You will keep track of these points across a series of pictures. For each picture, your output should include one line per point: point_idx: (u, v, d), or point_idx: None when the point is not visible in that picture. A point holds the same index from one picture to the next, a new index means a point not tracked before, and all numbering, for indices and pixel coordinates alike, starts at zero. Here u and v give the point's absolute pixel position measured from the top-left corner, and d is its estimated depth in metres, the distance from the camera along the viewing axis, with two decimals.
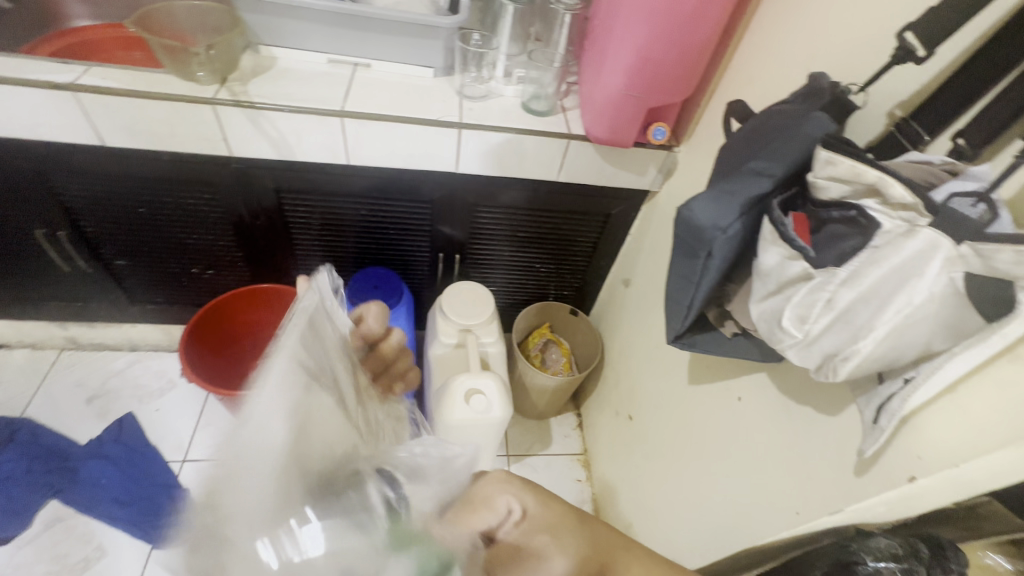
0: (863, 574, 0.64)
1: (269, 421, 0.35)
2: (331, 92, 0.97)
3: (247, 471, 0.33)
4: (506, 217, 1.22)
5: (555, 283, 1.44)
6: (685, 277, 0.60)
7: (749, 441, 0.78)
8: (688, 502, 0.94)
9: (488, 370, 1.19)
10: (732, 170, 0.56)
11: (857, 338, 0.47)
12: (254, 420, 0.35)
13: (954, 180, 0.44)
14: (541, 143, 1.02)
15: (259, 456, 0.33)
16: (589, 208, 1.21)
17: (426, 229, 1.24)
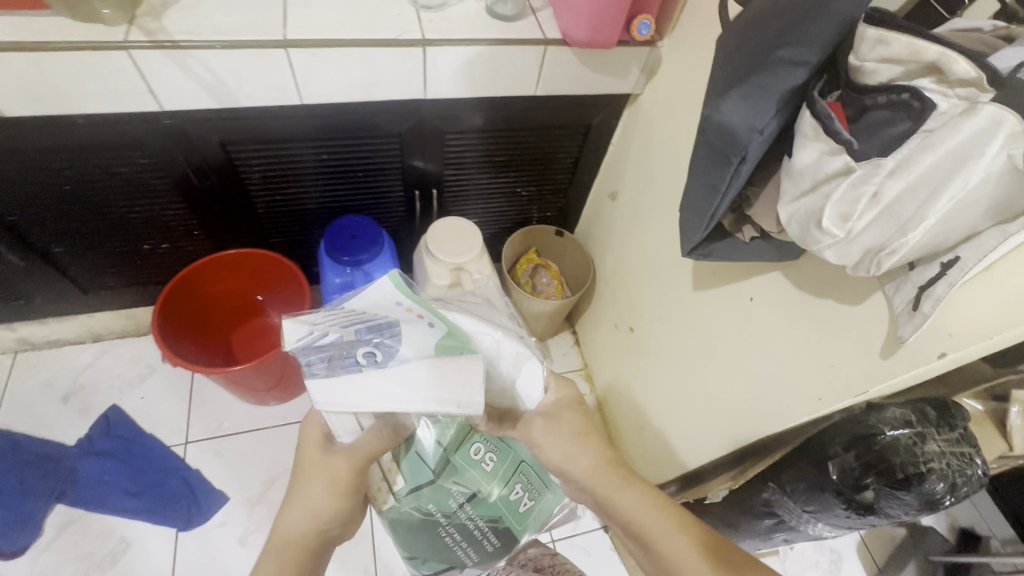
0: (883, 444, 0.68)
1: (402, 306, 0.49)
2: (265, 17, 0.82)
3: (377, 326, 0.48)
4: (482, 143, 1.14)
5: (538, 205, 1.39)
6: (710, 185, 0.57)
7: (764, 337, 0.80)
8: (699, 400, 0.99)
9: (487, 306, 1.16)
10: (757, 62, 0.51)
11: (906, 229, 0.46)
12: (386, 302, 0.49)
13: (1011, 47, 0.41)
14: (515, 54, 0.92)
15: (392, 322, 0.48)
16: (568, 121, 1.13)
17: (397, 166, 1.14)
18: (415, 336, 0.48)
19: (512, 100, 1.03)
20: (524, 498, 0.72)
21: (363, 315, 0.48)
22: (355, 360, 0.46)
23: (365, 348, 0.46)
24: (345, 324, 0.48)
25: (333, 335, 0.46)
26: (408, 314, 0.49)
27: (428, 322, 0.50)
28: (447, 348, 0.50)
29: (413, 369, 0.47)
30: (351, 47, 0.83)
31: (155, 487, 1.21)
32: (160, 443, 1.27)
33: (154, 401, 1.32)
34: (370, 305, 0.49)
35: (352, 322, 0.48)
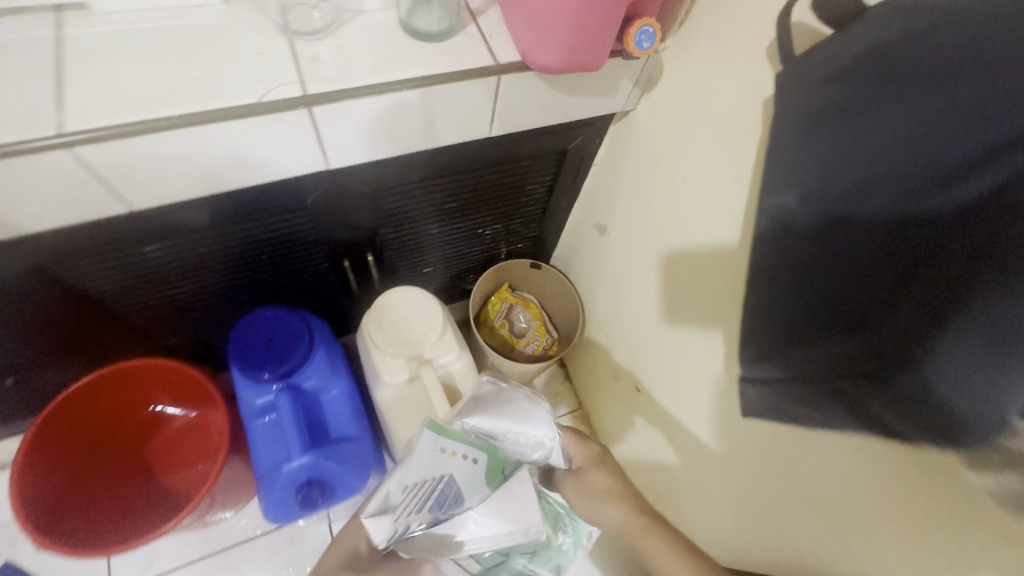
0: None
1: (448, 461, 0.65)
2: (31, 91, 0.49)
3: (443, 485, 0.65)
4: (425, 195, 0.84)
5: (506, 241, 1.11)
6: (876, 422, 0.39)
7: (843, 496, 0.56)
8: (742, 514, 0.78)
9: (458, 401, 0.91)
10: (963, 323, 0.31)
11: None
12: (443, 467, 0.64)
13: None
14: (454, 92, 0.60)
15: (442, 469, 0.65)
16: (538, 153, 0.84)
17: (314, 239, 0.84)
18: (467, 473, 0.66)
19: (458, 145, 0.72)
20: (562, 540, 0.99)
21: (426, 484, 0.65)
22: (437, 513, 0.67)
23: (440, 509, 0.66)
24: (420, 507, 0.66)
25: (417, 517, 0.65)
26: (453, 458, 0.65)
27: (471, 460, 0.66)
28: (491, 469, 0.66)
29: (470, 482, 0.66)
30: (191, 123, 0.51)
31: None
32: None
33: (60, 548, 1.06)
34: (430, 473, 0.65)
35: (421, 497, 0.65)
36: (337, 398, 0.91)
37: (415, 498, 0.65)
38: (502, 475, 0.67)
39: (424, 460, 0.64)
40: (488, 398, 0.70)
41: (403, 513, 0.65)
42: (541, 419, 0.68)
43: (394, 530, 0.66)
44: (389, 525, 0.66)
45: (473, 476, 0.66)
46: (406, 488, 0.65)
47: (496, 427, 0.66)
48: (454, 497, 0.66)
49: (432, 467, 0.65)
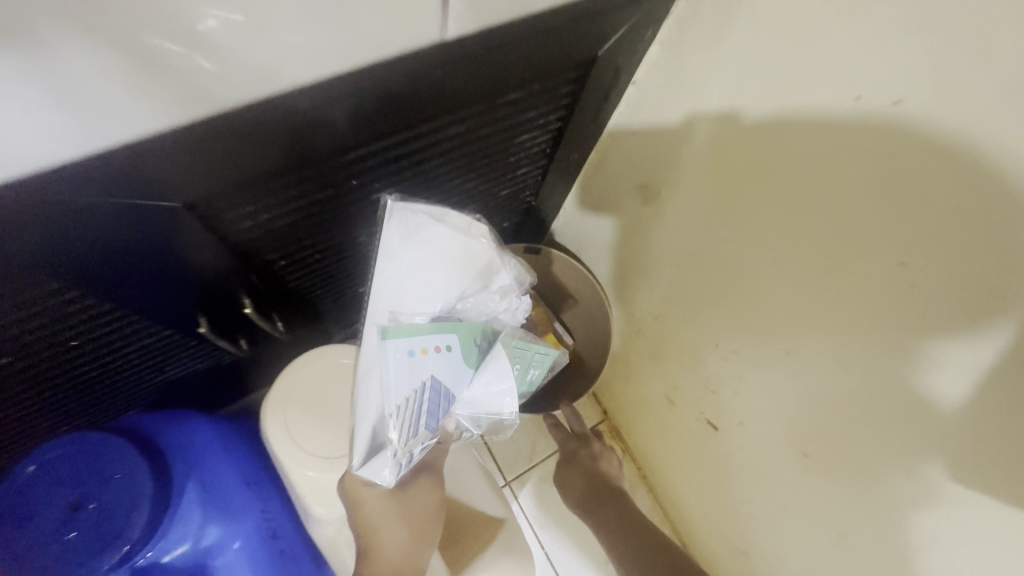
0: None
1: (415, 363, 0.42)
2: None
3: (424, 396, 0.43)
4: (339, 175, 0.44)
5: (490, 225, 0.71)
6: None
7: None
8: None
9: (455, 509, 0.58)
10: None
11: None
12: (410, 373, 0.42)
13: None
14: None
15: (417, 374, 0.42)
16: (546, 69, 0.43)
17: (124, 301, 0.42)
18: (449, 366, 0.44)
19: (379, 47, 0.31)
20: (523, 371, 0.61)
21: (410, 402, 0.42)
22: (431, 422, 0.45)
23: (436, 421, 0.45)
24: (413, 430, 0.43)
25: (414, 439, 0.44)
26: (416, 355, 0.42)
27: (443, 352, 0.44)
28: (469, 342, 0.46)
29: (453, 371, 0.45)
30: None
31: None
32: None
33: None
34: (401, 388, 0.42)
35: (409, 417, 0.43)
36: (237, 563, 0.53)
37: (405, 429, 0.42)
38: (484, 342, 0.47)
39: (388, 379, 0.41)
40: (403, 236, 0.43)
41: (384, 435, 0.42)
42: (486, 247, 0.48)
43: (393, 465, 0.44)
44: (387, 460, 0.43)
45: (459, 365, 0.45)
46: (381, 420, 0.41)
47: (432, 281, 0.44)
48: (451, 398, 0.45)
49: (404, 380, 0.42)
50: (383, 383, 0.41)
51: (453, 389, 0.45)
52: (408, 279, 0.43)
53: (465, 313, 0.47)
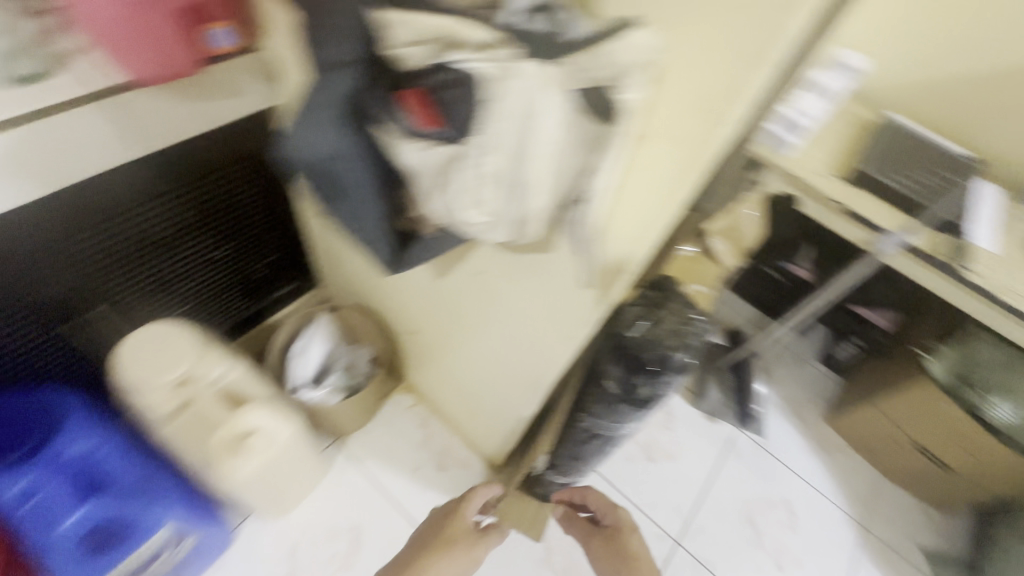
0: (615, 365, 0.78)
1: (313, 335, 1.22)
2: None
3: (316, 363, 1.20)
4: (119, 220, 0.91)
5: (254, 259, 1.21)
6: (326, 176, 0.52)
7: (518, 310, 0.83)
8: (519, 371, 0.97)
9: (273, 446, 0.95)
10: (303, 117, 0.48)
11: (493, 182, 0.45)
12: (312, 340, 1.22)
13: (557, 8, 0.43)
14: (74, 120, 0.70)
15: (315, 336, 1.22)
16: (217, 154, 0.96)
17: (18, 304, 0.86)
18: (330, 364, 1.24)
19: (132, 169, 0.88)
20: (310, 362, 1.19)
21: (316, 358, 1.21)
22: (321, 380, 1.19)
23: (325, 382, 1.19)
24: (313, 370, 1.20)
25: (308, 372, 1.18)
26: (315, 333, 1.22)
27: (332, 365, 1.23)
28: (343, 375, 1.22)
29: (331, 371, 1.22)
30: None
31: None
32: None
33: None
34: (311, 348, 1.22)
35: (314, 361, 1.20)
36: (111, 453, 0.88)
37: (311, 361, 1.20)
38: (347, 380, 1.22)
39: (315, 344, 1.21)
40: (327, 322, 1.25)
41: (301, 355, 1.19)
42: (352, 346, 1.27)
43: (300, 373, 1.17)
44: (303, 372, 1.18)
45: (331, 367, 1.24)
46: (304, 355, 1.20)
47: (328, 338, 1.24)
48: (330, 376, 1.21)
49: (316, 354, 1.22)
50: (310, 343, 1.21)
51: (336, 390, 1.19)
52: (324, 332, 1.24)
53: (339, 366, 1.23)
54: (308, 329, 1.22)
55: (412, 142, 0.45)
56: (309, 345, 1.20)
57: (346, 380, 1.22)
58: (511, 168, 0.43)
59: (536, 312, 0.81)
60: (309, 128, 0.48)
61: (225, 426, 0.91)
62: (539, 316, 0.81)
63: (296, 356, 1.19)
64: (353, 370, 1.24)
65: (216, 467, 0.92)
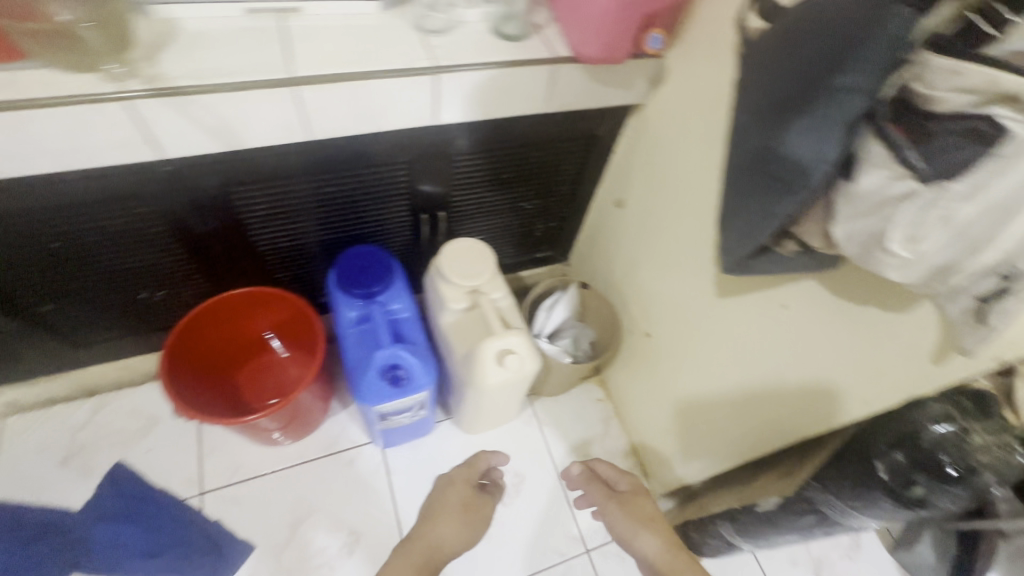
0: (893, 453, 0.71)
1: (563, 298, 1.36)
2: (266, 53, 0.78)
3: (557, 322, 1.35)
4: (490, 155, 1.12)
5: (541, 218, 1.39)
6: (769, 172, 0.60)
7: (810, 352, 0.86)
8: (769, 411, 0.97)
9: (514, 371, 1.08)
10: (791, 113, 0.56)
11: (961, 232, 0.48)
12: (561, 301, 1.36)
13: None
14: (524, 75, 0.90)
15: (562, 298, 1.37)
16: (571, 129, 1.13)
17: (402, 191, 1.12)
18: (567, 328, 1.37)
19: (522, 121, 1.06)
20: (552, 318, 1.35)
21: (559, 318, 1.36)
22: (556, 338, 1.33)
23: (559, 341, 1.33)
24: (554, 326, 1.35)
25: (549, 324, 1.33)
26: (564, 297, 1.37)
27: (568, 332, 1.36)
28: (574, 344, 1.35)
29: (566, 335, 1.35)
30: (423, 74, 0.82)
31: (176, 544, 1.19)
32: (174, 496, 1.24)
33: (162, 451, 1.29)
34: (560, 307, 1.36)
35: (557, 320, 1.35)
36: (410, 319, 1.14)
37: (556, 319, 1.35)
38: (574, 349, 1.34)
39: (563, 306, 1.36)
40: (577, 294, 1.39)
41: (549, 310, 1.35)
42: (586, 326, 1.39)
43: (543, 322, 1.33)
44: (546, 322, 1.33)
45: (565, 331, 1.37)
46: (550, 310, 1.35)
47: (573, 306, 1.38)
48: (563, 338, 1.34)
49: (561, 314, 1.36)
50: (561, 303, 1.36)
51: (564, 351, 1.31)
52: (573, 300, 1.38)
53: (572, 334, 1.36)
54: (563, 292, 1.38)
55: (886, 157, 0.51)
56: (556, 304, 1.35)
57: (574, 349, 1.34)
58: (990, 219, 0.46)
59: (836, 362, 0.82)
60: (796, 124, 0.55)
61: (487, 340, 1.07)
62: (838, 369, 0.82)
63: (545, 308, 1.35)
64: (581, 344, 1.36)
65: (474, 369, 1.08)
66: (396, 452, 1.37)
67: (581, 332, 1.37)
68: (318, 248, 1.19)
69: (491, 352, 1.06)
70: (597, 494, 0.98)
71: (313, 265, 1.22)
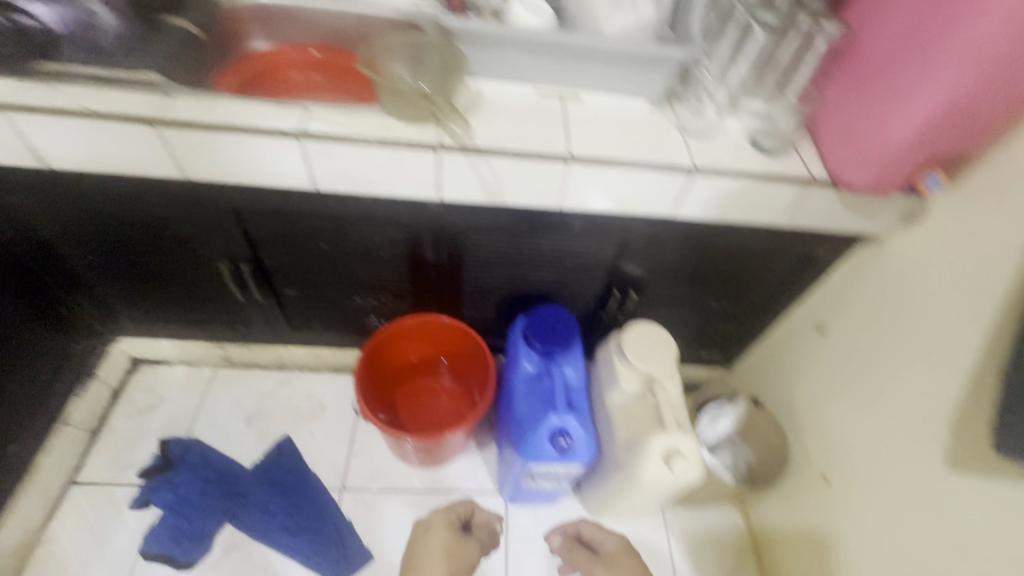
0: None
1: (727, 410, 1.33)
2: (550, 132, 0.89)
3: (718, 434, 1.33)
4: (700, 254, 1.11)
5: (724, 320, 1.34)
6: None
7: None
8: None
9: (675, 475, 1.03)
10: None
11: None
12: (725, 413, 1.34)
13: None
14: (775, 189, 0.90)
15: (727, 411, 1.33)
16: (793, 246, 1.09)
17: (605, 266, 1.16)
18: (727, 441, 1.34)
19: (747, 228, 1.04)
20: (714, 431, 1.33)
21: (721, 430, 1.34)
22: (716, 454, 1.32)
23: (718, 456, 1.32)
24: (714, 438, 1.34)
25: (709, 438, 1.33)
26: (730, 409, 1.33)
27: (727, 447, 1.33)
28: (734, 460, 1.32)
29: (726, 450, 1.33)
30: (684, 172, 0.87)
31: (310, 530, 1.28)
32: (319, 483, 1.35)
33: (321, 438, 1.42)
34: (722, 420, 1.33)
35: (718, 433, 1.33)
36: (580, 388, 1.15)
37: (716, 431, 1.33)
38: (733, 465, 1.32)
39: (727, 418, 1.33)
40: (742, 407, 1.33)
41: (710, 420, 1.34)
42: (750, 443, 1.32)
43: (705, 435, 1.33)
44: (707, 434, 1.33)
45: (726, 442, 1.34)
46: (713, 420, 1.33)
47: (737, 420, 1.33)
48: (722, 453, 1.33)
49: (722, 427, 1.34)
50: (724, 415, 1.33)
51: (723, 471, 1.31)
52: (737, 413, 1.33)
53: (733, 449, 1.33)
54: (727, 403, 1.35)
55: None
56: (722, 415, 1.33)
57: (731, 465, 1.31)
58: None
59: None
60: None
61: (656, 435, 1.03)
62: None
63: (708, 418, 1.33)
64: (742, 460, 1.31)
65: (635, 460, 1.05)
66: (519, 511, 1.36)
67: (744, 449, 1.33)
68: (507, 300, 1.26)
69: (658, 449, 1.03)
70: (581, 559, 1.26)
71: (498, 313, 1.30)
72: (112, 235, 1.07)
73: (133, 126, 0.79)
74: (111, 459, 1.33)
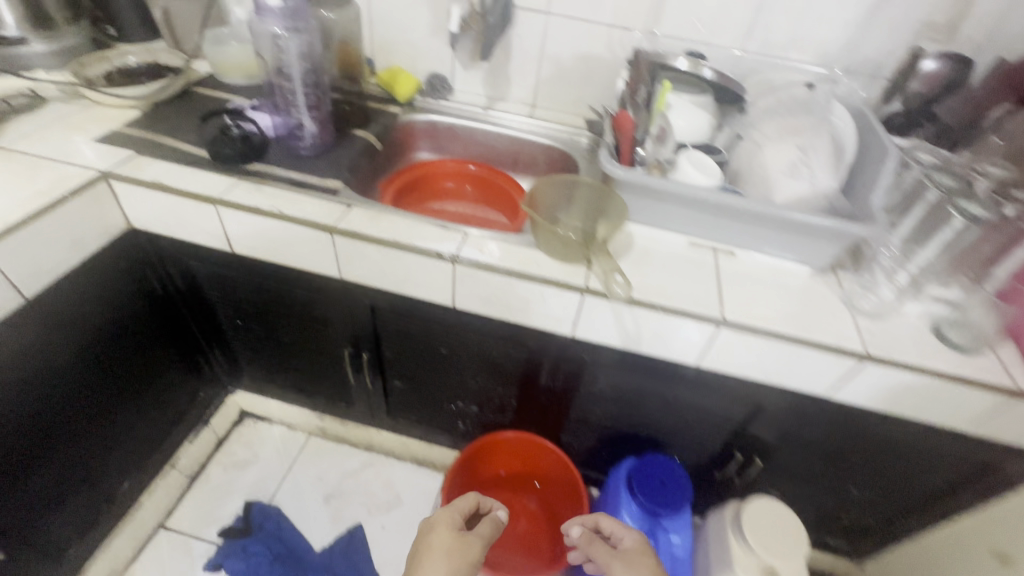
0: None
1: None
2: (702, 288, 0.84)
3: None
4: (852, 440, 0.96)
5: (865, 512, 1.13)
6: None
7: None
8: None
9: None
10: None
11: None
12: None
13: None
14: (965, 393, 0.77)
15: None
16: (974, 454, 0.91)
17: (731, 427, 1.05)
18: None
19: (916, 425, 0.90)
20: None
21: None
22: None
23: None
24: None
25: None
26: None
27: None
28: None
29: None
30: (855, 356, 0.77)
31: None
32: None
33: (391, 535, 1.37)
34: None
35: None
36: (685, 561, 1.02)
37: None
38: None
39: None
40: None
41: None
42: None
43: None
44: None
45: None
46: None
47: None
48: None
49: None
50: None
51: None
52: None
53: None
54: None
55: None
56: None
57: None
58: None
59: None
60: None
61: None
62: None
63: None
64: None
65: None
66: None
67: None
68: (614, 437, 1.18)
69: None
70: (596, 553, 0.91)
71: (600, 447, 1.21)
72: (262, 308, 1.17)
73: (315, 232, 0.87)
74: (199, 509, 1.37)
